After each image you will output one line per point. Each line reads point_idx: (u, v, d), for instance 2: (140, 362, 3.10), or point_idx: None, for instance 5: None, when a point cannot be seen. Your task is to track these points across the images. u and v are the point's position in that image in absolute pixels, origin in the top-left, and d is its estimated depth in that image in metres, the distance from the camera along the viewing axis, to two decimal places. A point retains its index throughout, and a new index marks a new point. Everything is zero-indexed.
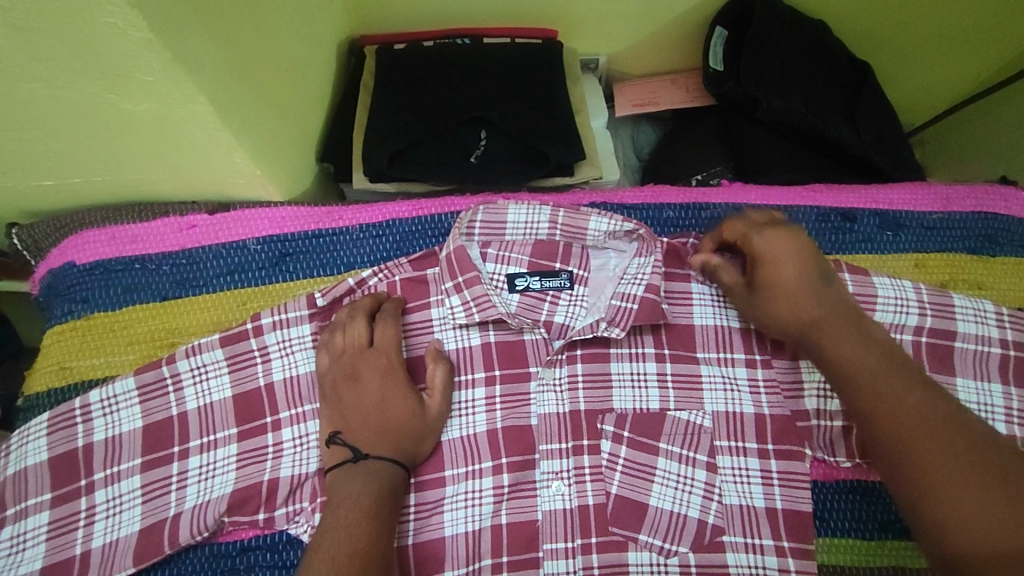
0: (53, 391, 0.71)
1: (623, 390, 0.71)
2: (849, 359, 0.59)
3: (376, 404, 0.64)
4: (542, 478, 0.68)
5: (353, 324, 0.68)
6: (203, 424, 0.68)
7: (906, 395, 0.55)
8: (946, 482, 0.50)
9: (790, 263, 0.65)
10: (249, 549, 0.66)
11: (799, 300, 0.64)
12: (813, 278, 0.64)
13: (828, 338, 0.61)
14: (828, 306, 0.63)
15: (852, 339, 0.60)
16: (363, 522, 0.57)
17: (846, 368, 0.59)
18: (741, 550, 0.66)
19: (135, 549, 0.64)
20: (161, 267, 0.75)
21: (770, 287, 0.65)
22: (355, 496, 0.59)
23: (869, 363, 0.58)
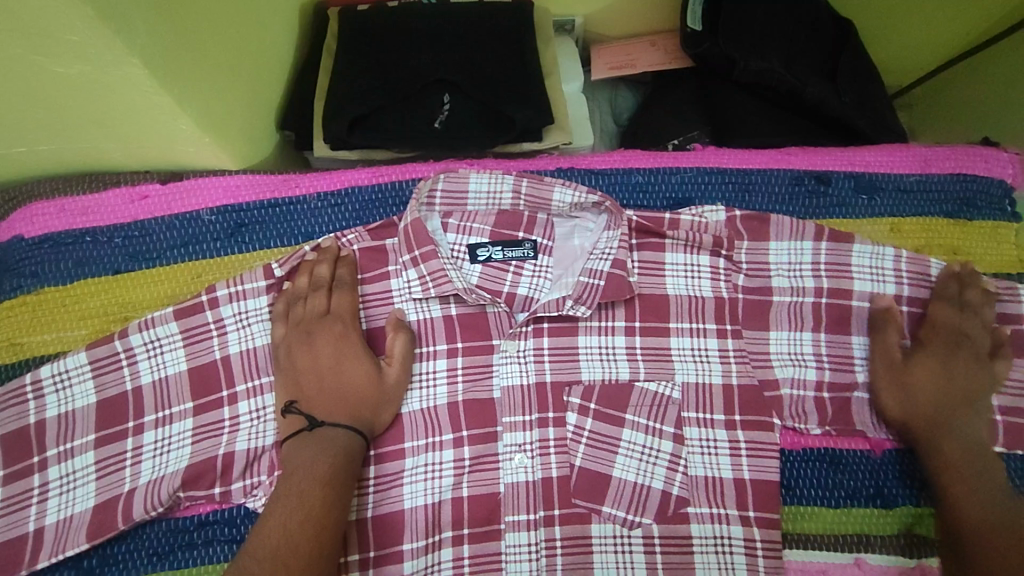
0: (3, 367, 0.68)
1: (591, 362, 0.70)
2: (966, 471, 0.63)
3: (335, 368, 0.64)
4: (505, 451, 0.67)
5: (313, 296, 0.68)
6: (158, 397, 0.67)
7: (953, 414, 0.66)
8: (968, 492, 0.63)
9: (936, 375, 0.68)
10: (206, 524, 0.65)
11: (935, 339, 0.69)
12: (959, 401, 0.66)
13: (942, 454, 0.65)
14: (935, 377, 0.67)
15: (930, 363, 0.68)
16: (313, 493, 0.56)
17: (948, 470, 0.64)
18: (706, 521, 0.66)
19: (88, 526, 0.62)
20: (112, 240, 0.72)
21: (943, 391, 0.67)
22: (308, 465, 0.58)
23: (943, 388, 0.67)
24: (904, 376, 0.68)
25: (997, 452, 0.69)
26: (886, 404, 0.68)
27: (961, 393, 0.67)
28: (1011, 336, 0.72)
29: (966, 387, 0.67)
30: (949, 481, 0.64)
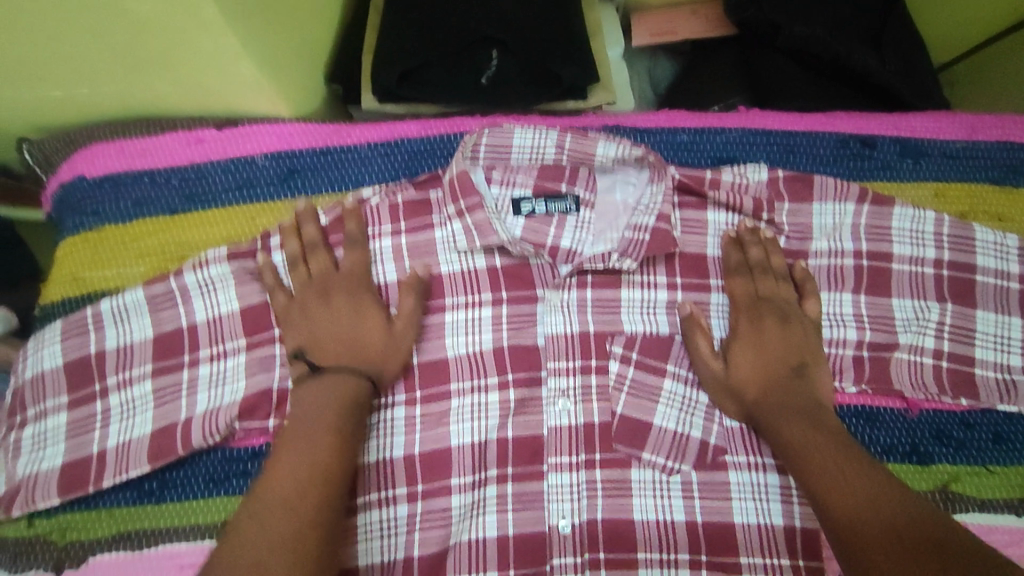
0: (67, 300, 0.71)
1: (633, 314, 0.72)
2: (807, 447, 0.59)
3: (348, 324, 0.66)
4: (549, 395, 0.69)
5: (315, 256, 0.69)
6: (212, 334, 0.69)
7: (777, 385, 0.65)
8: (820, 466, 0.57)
9: (773, 345, 0.67)
10: (260, 455, 0.67)
11: (753, 308, 0.69)
12: (785, 371, 0.65)
13: (784, 428, 0.62)
14: (773, 344, 0.67)
15: (775, 331, 0.67)
16: (327, 447, 0.57)
17: (799, 453, 0.59)
18: (743, 468, 0.67)
19: (150, 450, 0.65)
20: (170, 181, 0.74)
21: (761, 368, 0.66)
22: (321, 422, 0.59)
23: (772, 358, 0.66)
24: (734, 351, 0.67)
25: None
26: (739, 368, 0.67)
27: (781, 364, 0.66)
28: None
29: (789, 357, 0.66)
30: (802, 452, 0.59)
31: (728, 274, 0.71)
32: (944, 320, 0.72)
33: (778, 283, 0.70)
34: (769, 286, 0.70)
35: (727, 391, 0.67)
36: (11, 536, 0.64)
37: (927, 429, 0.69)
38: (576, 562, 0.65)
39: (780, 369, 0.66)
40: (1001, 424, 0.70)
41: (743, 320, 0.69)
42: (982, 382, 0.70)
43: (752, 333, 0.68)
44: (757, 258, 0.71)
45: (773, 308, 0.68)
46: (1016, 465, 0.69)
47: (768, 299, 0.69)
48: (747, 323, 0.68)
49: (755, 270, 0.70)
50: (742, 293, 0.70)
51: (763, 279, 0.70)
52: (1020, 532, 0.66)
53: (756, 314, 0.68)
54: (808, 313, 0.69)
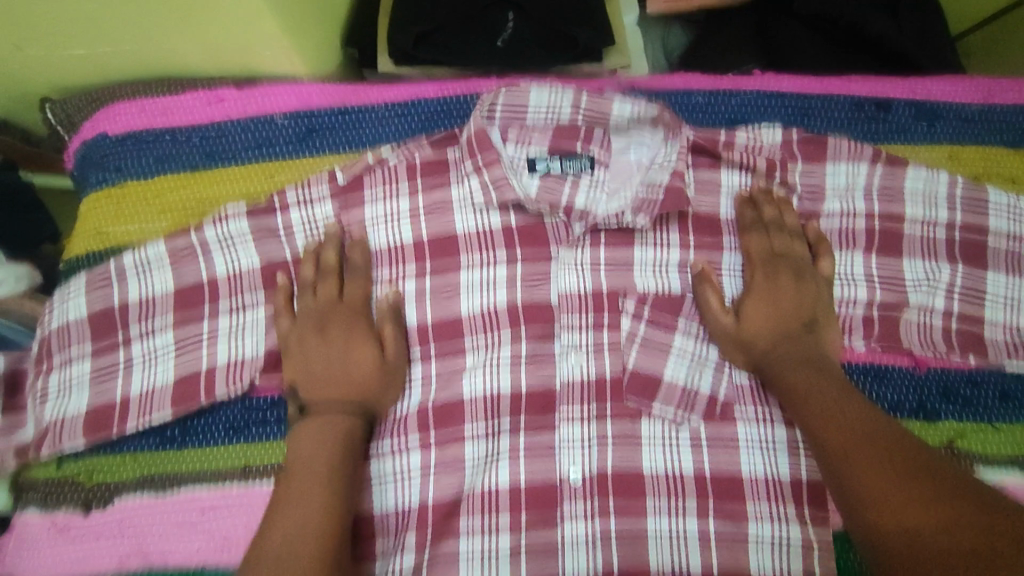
0: (91, 254, 0.73)
1: (646, 274, 0.73)
2: (817, 407, 0.59)
3: (334, 390, 0.64)
4: (562, 349, 0.71)
5: (323, 283, 0.69)
6: (231, 289, 0.70)
7: (788, 339, 0.65)
8: (831, 429, 0.57)
9: (785, 299, 0.67)
10: (278, 405, 0.69)
11: (767, 264, 0.69)
12: (798, 326, 0.66)
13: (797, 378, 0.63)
14: (787, 298, 0.67)
15: (788, 286, 0.68)
16: (325, 478, 0.57)
17: (808, 399, 0.61)
18: (752, 422, 0.68)
19: (172, 396, 0.67)
20: (191, 139, 0.75)
21: (772, 325, 0.67)
22: (314, 465, 0.58)
23: (784, 313, 0.67)
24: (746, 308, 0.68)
25: None
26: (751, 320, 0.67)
27: (794, 318, 0.66)
28: None
29: (802, 313, 0.67)
30: (810, 414, 0.60)
31: (743, 231, 0.72)
32: (954, 280, 0.72)
33: (792, 240, 0.70)
34: (784, 243, 0.70)
35: (738, 344, 0.68)
36: (41, 478, 0.67)
37: (934, 386, 0.70)
38: (587, 511, 0.67)
39: (791, 323, 0.66)
40: (1009, 384, 0.71)
41: (758, 276, 0.69)
42: (989, 341, 0.71)
43: (765, 287, 0.68)
44: (772, 216, 0.71)
45: (787, 264, 0.69)
46: (1020, 422, 0.70)
47: (782, 255, 0.69)
48: (761, 277, 0.69)
49: (771, 228, 0.71)
50: (757, 249, 0.70)
51: (779, 236, 0.70)
52: (1023, 487, 0.68)
53: (770, 269, 0.69)
54: (821, 272, 0.70)
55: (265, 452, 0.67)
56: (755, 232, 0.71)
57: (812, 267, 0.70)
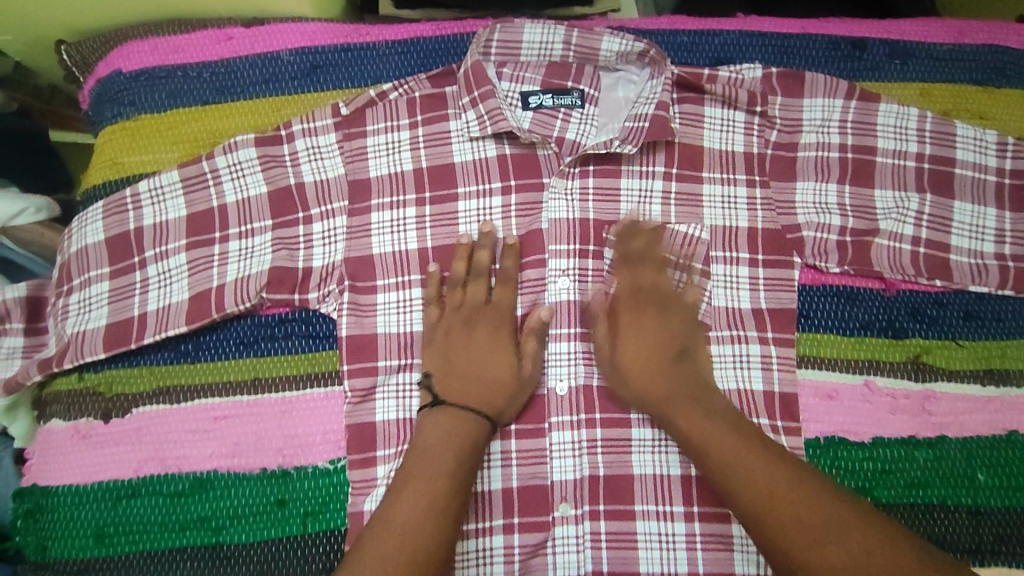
0: (108, 183, 0.77)
1: (630, 203, 0.77)
2: (702, 439, 0.62)
3: (470, 385, 0.68)
4: (549, 275, 0.74)
5: (473, 282, 0.73)
6: (241, 214, 0.75)
7: (661, 372, 0.68)
8: (739, 477, 0.58)
9: (653, 331, 0.70)
10: (287, 321, 0.73)
11: (638, 302, 0.72)
12: (667, 355, 0.69)
13: (678, 417, 0.65)
14: (661, 330, 0.70)
15: (655, 316, 0.71)
16: (446, 462, 0.62)
17: (691, 435, 0.63)
18: (726, 341, 0.73)
19: (186, 312, 0.71)
20: (201, 75, 0.79)
21: (642, 372, 0.68)
22: (436, 458, 0.62)
23: (657, 338, 0.70)
24: (609, 366, 0.70)
25: (1004, 296, 0.75)
26: (621, 359, 0.69)
27: (664, 332, 0.70)
28: None
29: (669, 345, 0.70)
30: (698, 444, 0.63)
31: (757, 241, 0.76)
32: (923, 209, 0.76)
33: (660, 280, 0.73)
34: (651, 283, 0.73)
35: (613, 373, 0.70)
36: (64, 389, 0.71)
37: (903, 307, 0.75)
38: (574, 421, 0.71)
39: (665, 346, 0.70)
40: (972, 304, 0.75)
41: (625, 311, 0.72)
42: (955, 265, 0.75)
43: (632, 320, 0.71)
44: (638, 254, 0.73)
45: (654, 300, 0.72)
46: (983, 339, 0.74)
47: (646, 289, 0.72)
48: (629, 305, 0.72)
49: (647, 264, 0.73)
50: (646, 283, 0.73)
51: (642, 270, 0.73)
52: (980, 399, 0.73)
53: (640, 304, 0.72)
54: (687, 300, 0.73)
55: (275, 365, 0.72)
56: (655, 257, 0.74)
57: (671, 292, 0.73)
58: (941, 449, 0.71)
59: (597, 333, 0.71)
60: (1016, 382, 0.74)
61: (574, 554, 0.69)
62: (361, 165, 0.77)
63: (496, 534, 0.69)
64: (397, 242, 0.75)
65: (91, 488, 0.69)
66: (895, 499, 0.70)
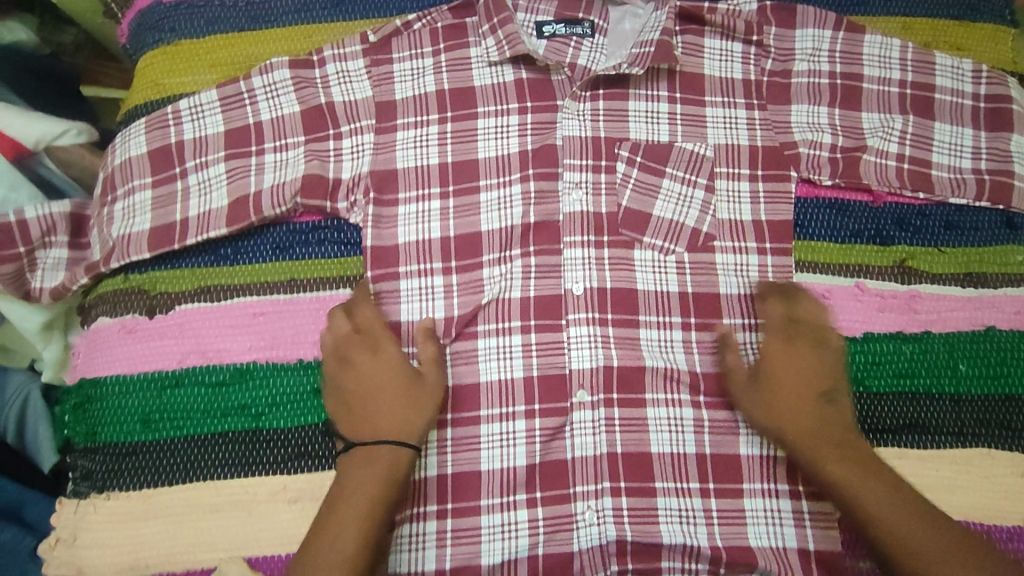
0: (150, 102, 0.82)
1: (639, 123, 0.83)
2: (860, 481, 0.64)
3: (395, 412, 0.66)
4: (565, 187, 0.80)
5: (340, 318, 0.72)
6: (275, 131, 0.80)
7: (806, 404, 0.69)
8: (886, 520, 0.62)
9: (804, 375, 0.70)
10: (320, 228, 0.78)
11: (784, 350, 0.71)
12: (812, 394, 0.69)
13: (827, 460, 0.66)
14: (821, 373, 0.70)
15: (808, 360, 0.70)
16: (362, 510, 0.61)
17: (834, 466, 0.66)
18: (729, 252, 0.79)
19: (226, 216, 0.76)
20: (238, 5, 0.84)
21: (766, 405, 0.70)
22: (351, 498, 0.62)
23: (794, 386, 0.70)
24: (760, 383, 0.71)
25: (980, 208, 0.82)
26: (749, 397, 0.71)
27: (812, 379, 0.70)
28: (1000, 116, 0.84)
29: (819, 383, 0.70)
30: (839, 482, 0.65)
31: (763, 298, 0.76)
32: (907, 128, 0.83)
33: (814, 308, 0.73)
34: (800, 325, 0.72)
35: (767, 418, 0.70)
36: (110, 290, 0.76)
37: (889, 217, 0.81)
38: (588, 317, 0.77)
39: (799, 389, 0.69)
40: (952, 215, 0.82)
41: (775, 341, 0.72)
42: (937, 180, 0.81)
43: (771, 365, 0.71)
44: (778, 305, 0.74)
45: (802, 356, 0.71)
46: (963, 245, 0.81)
47: (790, 336, 0.72)
48: (779, 344, 0.72)
49: (793, 299, 0.74)
50: (779, 318, 0.73)
51: (771, 308, 0.74)
52: (960, 299, 0.79)
53: (790, 337, 0.72)
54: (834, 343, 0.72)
55: (309, 268, 0.77)
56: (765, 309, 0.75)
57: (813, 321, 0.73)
58: (927, 342, 0.78)
59: (735, 378, 0.73)
60: (993, 284, 0.80)
61: (590, 435, 0.74)
62: (389, 88, 0.82)
63: (518, 418, 0.74)
64: (420, 157, 0.80)
65: (137, 378, 0.73)
66: (884, 387, 0.76)
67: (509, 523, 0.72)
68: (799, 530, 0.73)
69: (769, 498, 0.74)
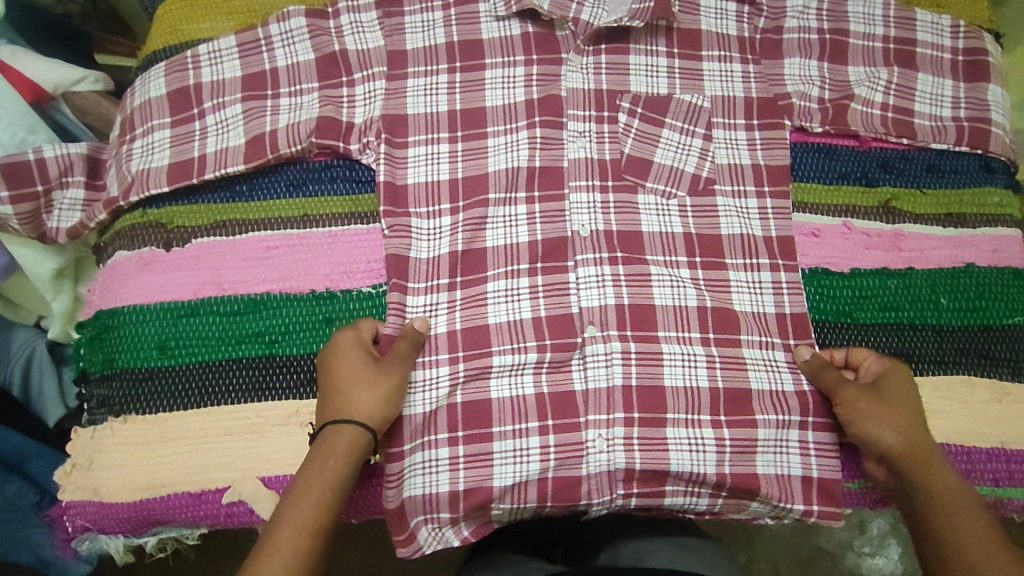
0: (169, 48, 0.85)
1: (639, 77, 0.86)
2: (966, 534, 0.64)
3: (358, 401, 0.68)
4: (569, 135, 0.83)
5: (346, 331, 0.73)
6: (291, 76, 0.83)
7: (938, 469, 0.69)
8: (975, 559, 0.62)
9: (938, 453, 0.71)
10: (333, 167, 0.81)
11: (911, 419, 0.71)
12: (931, 459, 0.69)
13: (941, 479, 0.68)
14: (931, 446, 0.71)
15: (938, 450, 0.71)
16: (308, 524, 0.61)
17: (948, 517, 0.65)
18: (729, 194, 0.83)
19: (243, 154, 0.79)
20: None
21: (881, 416, 0.71)
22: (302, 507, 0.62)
23: (917, 450, 0.70)
24: (880, 424, 0.71)
25: (960, 153, 0.86)
26: (879, 440, 0.71)
27: (928, 449, 0.70)
28: (977, 68, 0.89)
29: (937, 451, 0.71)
30: (949, 531, 0.65)
31: (882, 371, 0.75)
32: (891, 78, 0.87)
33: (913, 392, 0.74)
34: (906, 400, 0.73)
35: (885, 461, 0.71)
36: (128, 225, 0.78)
37: (876, 161, 0.86)
38: (596, 258, 0.79)
39: (917, 458, 0.69)
40: (934, 160, 0.86)
41: (894, 399, 0.72)
42: (919, 127, 0.86)
43: (900, 430, 0.70)
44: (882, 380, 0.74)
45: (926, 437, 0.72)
46: (945, 189, 0.85)
47: (916, 412, 0.72)
48: (900, 409, 0.72)
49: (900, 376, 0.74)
50: (896, 386, 0.73)
51: (892, 381, 0.74)
52: (943, 238, 0.83)
53: (904, 405, 0.72)
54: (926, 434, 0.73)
55: (323, 204, 0.80)
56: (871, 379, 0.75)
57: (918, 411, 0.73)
58: (910, 278, 0.81)
59: (857, 411, 0.72)
60: (972, 224, 0.84)
61: (604, 368, 0.76)
62: (400, 38, 0.85)
63: (529, 351, 0.76)
64: (430, 104, 0.84)
65: (153, 308, 0.75)
66: (870, 318, 0.80)
67: (522, 448, 0.74)
68: (804, 458, 0.76)
69: (782, 428, 0.76)
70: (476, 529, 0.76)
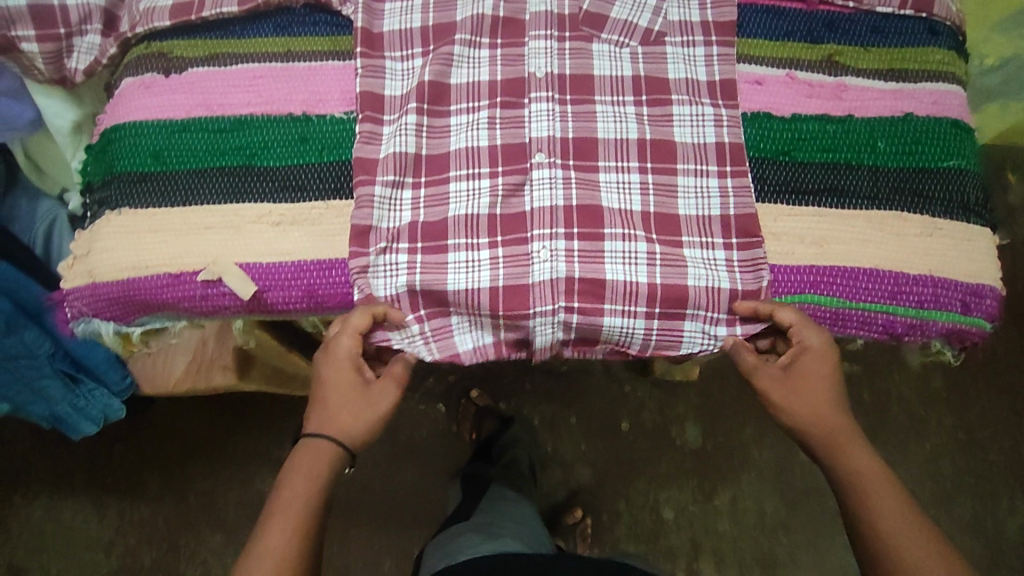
0: None
1: None
2: (881, 506, 0.71)
3: (347, 424, 0.78)
4: None
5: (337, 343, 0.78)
6: None
7: (856, 449, 0.75)
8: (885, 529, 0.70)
9: (850, 427, 0.76)
10: (315, 14, 0.89)
11: (816, 399, 0.77)
12: (842, 436, 0.76)
13: (849, 455, 0.75)
14: (843, 424, 0.76)
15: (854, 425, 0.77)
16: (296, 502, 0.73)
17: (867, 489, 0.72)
18: (678, 46, 0.88)
19: None
20: None
21: (793, 398, 0.77)
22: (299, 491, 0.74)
23: (826, 429, 0.76)
24: (781, 406, 0.78)
25: (904, 17, 0.90)
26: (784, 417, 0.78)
27: (840, 429, 0.76)
28: None
29: (849, 430, 0.76)
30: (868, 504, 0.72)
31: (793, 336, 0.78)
32: None
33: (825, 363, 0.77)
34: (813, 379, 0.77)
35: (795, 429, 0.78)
36: (134, 55, 0.88)
37: (822, 21, 0.90)
38: (548, 96, 0.85)
39: (825, 432, 0.76)
40: (880, 23, 0.90)
41: (799, 378, 0.77)
42: None
43: (802, 407, 0.77)
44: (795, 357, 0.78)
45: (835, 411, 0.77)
46: (889, 49, 0.89)
47: (824, 391, 0.77)
48: (803, 387, 0.77)
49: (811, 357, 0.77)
50: (805, 364, 0.77)
51: (802, 360, 0.77)
52: (885, 92, 0.88)
53: (808, 381, 0.77)
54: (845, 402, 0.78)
55: (304, 43, 0.88)
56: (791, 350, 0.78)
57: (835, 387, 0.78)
58: (849, 124, 0.86)
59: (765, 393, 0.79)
60: (913, 79, 0.88)
61: (548, 190, 0.82)
62: None
63: (483, 178, 0.83)
64: None
65: (149, 123, 0.85)
66: (808, 157, 0.85)
67: (473, 259, 0.80)
68: (730, 273, 0.81)
69: (706, 250, 0.82)
70: (439, 347, 0.82)
